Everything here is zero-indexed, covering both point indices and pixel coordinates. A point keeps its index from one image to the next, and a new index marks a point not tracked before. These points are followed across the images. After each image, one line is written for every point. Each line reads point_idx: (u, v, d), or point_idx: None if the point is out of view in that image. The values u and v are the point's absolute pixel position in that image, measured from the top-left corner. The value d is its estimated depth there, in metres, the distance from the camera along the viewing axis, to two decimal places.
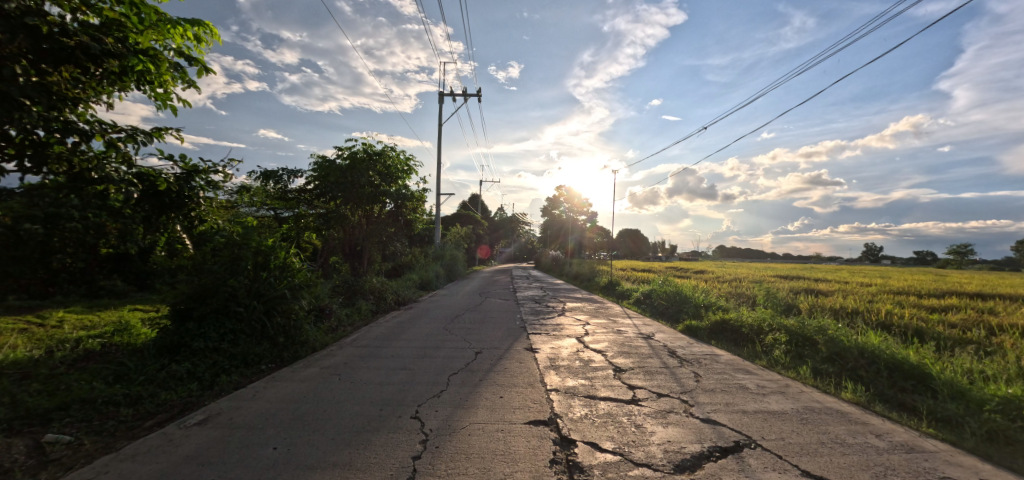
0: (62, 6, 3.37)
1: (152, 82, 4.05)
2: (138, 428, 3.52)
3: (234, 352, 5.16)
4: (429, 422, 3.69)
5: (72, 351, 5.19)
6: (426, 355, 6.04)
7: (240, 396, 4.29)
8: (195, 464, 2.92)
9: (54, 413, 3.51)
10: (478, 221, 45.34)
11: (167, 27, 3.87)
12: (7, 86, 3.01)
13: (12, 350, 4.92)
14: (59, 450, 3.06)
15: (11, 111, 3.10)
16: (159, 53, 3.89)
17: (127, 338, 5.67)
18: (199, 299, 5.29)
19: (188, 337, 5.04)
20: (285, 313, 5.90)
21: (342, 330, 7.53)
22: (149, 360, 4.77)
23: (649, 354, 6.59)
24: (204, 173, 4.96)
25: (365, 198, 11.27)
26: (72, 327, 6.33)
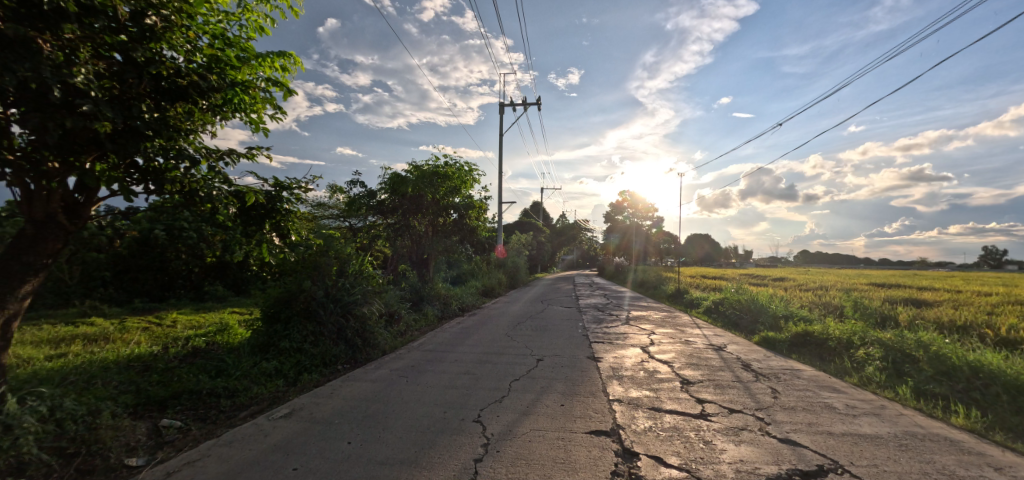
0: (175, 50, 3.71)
1: (246, 109, 4.43)
2: (234, 418, 3.93)
3: (315, 352, 5.58)
4: (491, 426, 3.78)
5: (183, 348, 5.93)
6: (488, 361, 6.16)
7: (321, 392, 4.65)
8: (280, 452, 3.21)
9: (170, 401, 4.03)
10: (540, 228, 45.61)
11: (258, 58, 4.28)
12: (134, 120, 3.25)
13: (136, 346, 5.71)
14: (173, 433, 3.51)
15: (138, 142, 3.33)
16: (253, 82, 4.27)
17: (226, 338, 6.36)
18: (286, 303, 5.81)
19: (276, 338, 5.54)
20: (359, 318, 6.33)
21: (410, 335, 7.88)
22: (244, 357, 5.29)
23: (721, 367, 6.25)
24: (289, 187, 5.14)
25: (431, 209, 11.94)
26: (184, 326, 7.25)
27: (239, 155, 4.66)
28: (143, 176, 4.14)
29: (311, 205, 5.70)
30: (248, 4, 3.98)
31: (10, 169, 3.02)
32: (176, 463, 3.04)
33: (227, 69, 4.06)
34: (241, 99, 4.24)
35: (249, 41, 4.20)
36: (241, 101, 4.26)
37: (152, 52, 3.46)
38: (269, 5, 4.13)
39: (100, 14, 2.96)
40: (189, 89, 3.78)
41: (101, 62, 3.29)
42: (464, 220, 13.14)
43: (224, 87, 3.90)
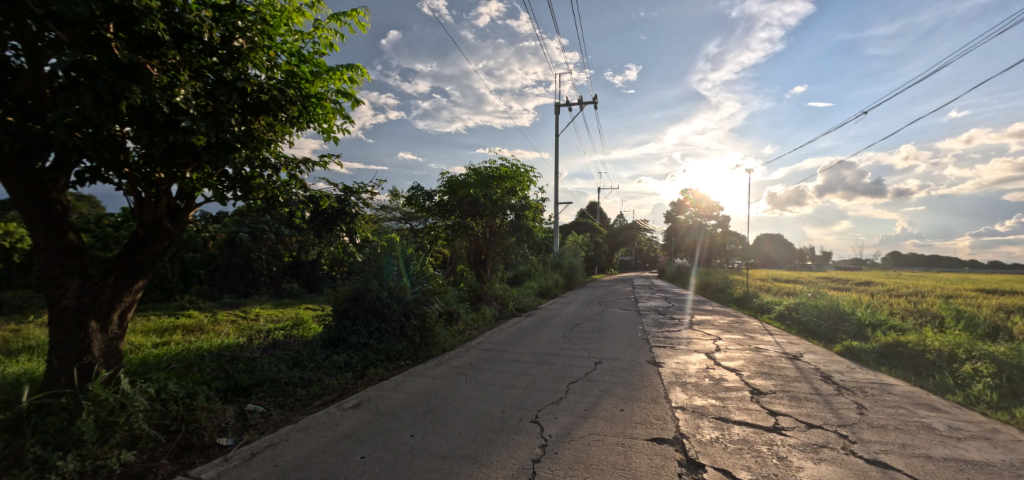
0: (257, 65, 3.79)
1: (318, 119, 4.70)
2: (309, 406, 4.21)
3: (380, 348, 5.86)
4: (548, 428, 3.77)
5: (265, 340, 6.46)
6: (545, 362, 6.15)
7: (386, 386, 4.86)
8: (350, 441, 3.40)
9: (254, 388, 4.40)
10: (597, 229, 44.94)
11: (329, 71, 4.54)
12: (225, 135, 3.36)
13: (226, 337, 6.31)
14: (257, 418, 3.82)
15: (228, 154, 3.44)
16: (324, 94, 4.53)
17: (302, 332, 6.85)
18: (354, 301, 6.16)
19: (346, 333, 5.88)
20: (421, 316, 6.55)
21: (468, 333, 8.05)
22: (318, 350, 5.66)
23: (797, 378, 5.81)
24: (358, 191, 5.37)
25: (488, 211, 12.12)
26: (265, 320, 7.90)
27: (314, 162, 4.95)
28: (232, 184, 4.45)
29: (376, 208, 5.97)
30: (321, 21, 4.24)
31: (126, 179, 3.43)
32: (260, 445, 3.30)
33: (302, 82, 4.32)
34: (314, 110, 4.51)
35: (320, 56, 4.48)
36: (314, 112, 4.53)
37: (238, 70, 3.51)
38: (339, 22, 4.37)
39: (194, 39, 3.20)
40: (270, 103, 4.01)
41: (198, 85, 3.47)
42: (521, 220, 13.22)
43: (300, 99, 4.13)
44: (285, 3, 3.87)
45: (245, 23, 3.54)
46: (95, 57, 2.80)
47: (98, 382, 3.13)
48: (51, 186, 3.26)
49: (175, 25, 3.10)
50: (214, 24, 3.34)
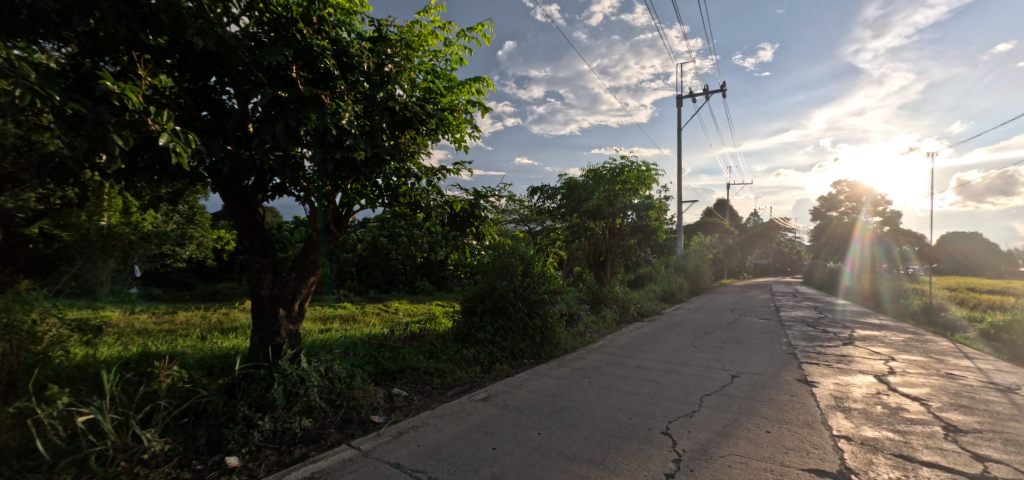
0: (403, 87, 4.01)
1: (452, 130, 4.55)
2: (445, 395, 4.54)
3: (505, 345, 6.09)
4: (682, 442, 3.54)
5: (404, 332, 7.17)
6: (674, 371, 5.79)
7: (511, 382, 5.03)
8: (481, 431, 3.59)
9: (397, 374, 4.89)
10: (726, 230, 41.16)
11: (459, 85, 4.48)
12: (377, 149, 3.65)
13: (373, 328, 7.16)
14: (402, 401, 4.25)
15: (380, 166, 3.73)
16: (457, 106, 4.44)
17: (434, 326, 7.46)
18: (480, 299, 6.57)
19: (473, 329, 6.26)
20: (543, 316, 6.65)
21: (589, 336, 7.94)
22: (450, 343, 6.09)
23: (1012, 416, 4.61)
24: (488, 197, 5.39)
25: (608, 212, 11.85)
26: (403, 314, 8.78)
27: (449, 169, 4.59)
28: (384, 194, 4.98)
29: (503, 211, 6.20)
30: (451, 40, 4.50)
31: (304, 191, 4.04)
32: (405, 425, 3.66)
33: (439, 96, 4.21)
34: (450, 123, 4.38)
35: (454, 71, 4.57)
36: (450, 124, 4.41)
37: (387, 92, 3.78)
38: (464, 37, 4.60)
39: (356, 68, 3.57)
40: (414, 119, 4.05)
41: (360, 109, 3.82)
42: (641, 221, 12.70)
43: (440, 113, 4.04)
44: (421, 28, 4.10)
45: (394, 50, 3.84)
46: (285, 93, 3.36)
47: (284, 358, 3.77)
48: (253, 200, 4.00)
49: (342, 58, 3.49)
50: (371, 54, 3.70)
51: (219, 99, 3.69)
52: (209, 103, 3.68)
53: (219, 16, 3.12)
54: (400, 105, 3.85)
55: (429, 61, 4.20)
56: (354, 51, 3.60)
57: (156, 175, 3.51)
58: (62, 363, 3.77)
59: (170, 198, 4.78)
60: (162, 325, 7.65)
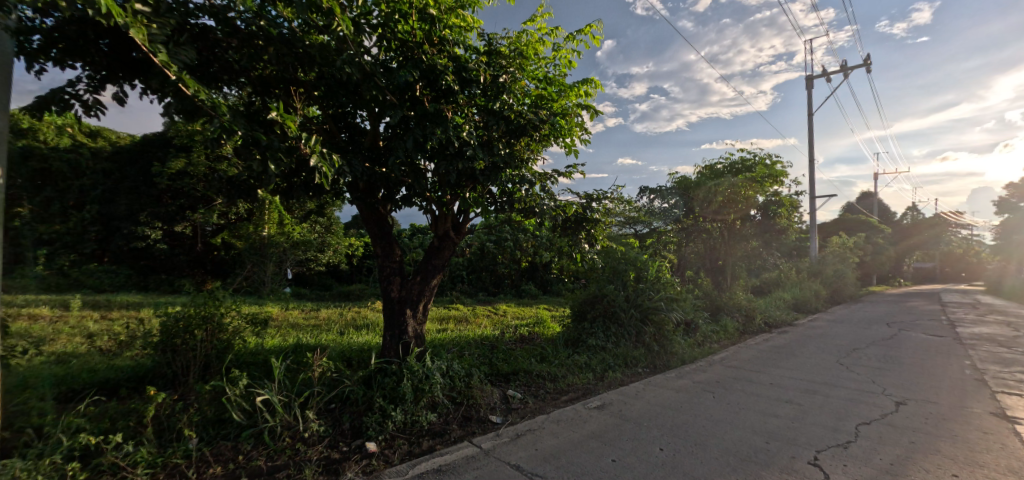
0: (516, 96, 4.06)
1: (564, 134, 4.30)
2: (559, 400, 4.51)
3: (617, 352, 5.89)
4: (835, 476, 3.08)
5: (514, 334, 7.34)
6: (817, 391, 5.09)
7: (627, 392, 4.83)
8: (600, 441, 3.50)
9: (511, 376, 4.99)
10: (873, 228, 35.38)
11: (568, 88, 4.22)
12: (494, 157, 3.76)
13: (485, 330, 7.45)
14: (517, 403, 4.32)
15: (497, 174, 3.83)
16: (569, 108, 4.17)
17: (542, 330, 7.53)
18: (590, 304, 6.52)
19: (584, 334, 6.17)
20: (657, 323, 6.35)
21: (709, 346, 7.35)
22: (561, 347, 6.06)
23: None
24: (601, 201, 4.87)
25: (728, 212, 10.90)
26: (512, 316, 9.00)
27: (560, 174, 4.36)
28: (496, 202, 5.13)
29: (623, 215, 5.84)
30: (560, 44, 4.44)
31: (427, 201, 4.33)
32: (522, 428, 3.72)
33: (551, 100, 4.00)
34: (562, 127, 4.14)
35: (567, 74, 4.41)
36: (563, 128, 4.16)
37: (502, 102, 3.87)
38: (574, 42, 4.51)
39: (474, 82, 3.73)
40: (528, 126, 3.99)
41: (479, 120, 3.98)
42: (767, 220, 11.43)
43: (552, 117, 3.90)
44: (529, 37, 4.12)
45: (507, 61, 3.94)
46: (413, 112, 3.65)
47: (412, 356, 4.07)
48: (383, 210, 4.41)
49: (462, 74, 3.68)
50: (488, 67, 3.85)
51: (356, 122, 4.15)
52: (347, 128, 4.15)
53: (359, 48, 3.51)
54: (514, 113, 3.91)
55: (539, 68, 4.17)
56: (471, 65, 3.75)
57: (309, 191, 4.03)
58: (240, 351, 4.52)
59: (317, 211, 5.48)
60: (309, 321, 8.80)
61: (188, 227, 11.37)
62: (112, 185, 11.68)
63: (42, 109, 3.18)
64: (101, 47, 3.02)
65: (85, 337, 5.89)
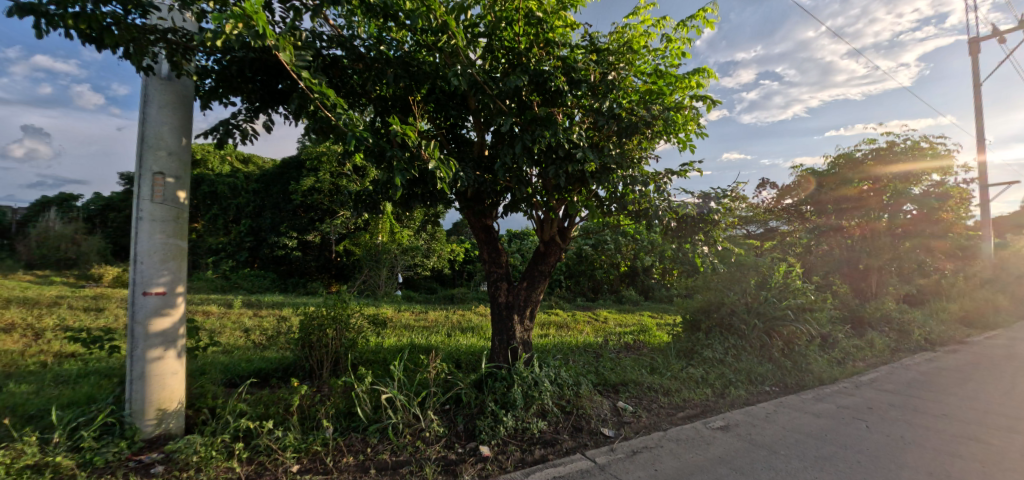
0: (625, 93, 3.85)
1: (677, 130, 3.99)
2: (675, 417, 4.18)
3: (739, 367, 5.34)
4: None
5: (618, 341, 7.07)
6: (1011, 429, 4.10)
7: (754, 413, 4.33)
8: (727, 468, 3.16)
9: (620, 386, 4.75)
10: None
11: (678, 80, 3.88)
12: (605, 158, 3.61)
13: (587, 337, 7.29)
14: (629, 416, 4.10)
15: (608, 175, 3.67)
16: (682, 102, 3.85)
17: (649, 338, 7.16)
18: (705, 313, 6.10)
19: (700, 346, 5.71)
20: (785, 335, 5.77)
21: (851, 364, 6.36)
22: (673, 358, 5.65)
23: None
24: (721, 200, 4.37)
25: (868, 208, 9.43)
26: (614, 323, 8.69)
27: (675, 173, 4.08)
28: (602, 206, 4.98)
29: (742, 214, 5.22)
30: (670, 33, 4.11)
31: (533, 206, 4.31)
32: (637, 444, 3.51)
33: (663, 95, 3.72)
34: (676, 122, 3.83)
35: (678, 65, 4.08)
36: (676, 123, 3.85)
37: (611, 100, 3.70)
38: (684, 30, 4.16)
39: (583, 82, 3.61)
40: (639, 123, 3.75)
41: (587, 121, 3.84)
42: (923, 216, 9.65)
43: (665, 113, 3.63)
44: (633, 31, 3.89)
45: (615, 57, 3.76)
46: (521, 118, 3.65)
47: (520, 361, 4.08)
48: (491, 217, 4.50)
49: (570, 75, 3.59)
50: (596, 66, 3.70)
51: (464, 133, 4.30)
52: (457, 139, 4.30)
53: (468, 60, 3.61)
54: (625, 110, 3.71)
55: (648, 61, 3.92)
56: (580, 65, 3.65)
57: (423, 200, 4.25)
58: (364, 349, 4.92)
59: (428, 219, 5.80)
60: (419, 322, 9.37)
61: (317, 237, 12.83)
62: (258, 203, 13.87)
63: (213, 140, 3.77)
64: (255, 81, 3.50)
65: (241, 331, 6.88)
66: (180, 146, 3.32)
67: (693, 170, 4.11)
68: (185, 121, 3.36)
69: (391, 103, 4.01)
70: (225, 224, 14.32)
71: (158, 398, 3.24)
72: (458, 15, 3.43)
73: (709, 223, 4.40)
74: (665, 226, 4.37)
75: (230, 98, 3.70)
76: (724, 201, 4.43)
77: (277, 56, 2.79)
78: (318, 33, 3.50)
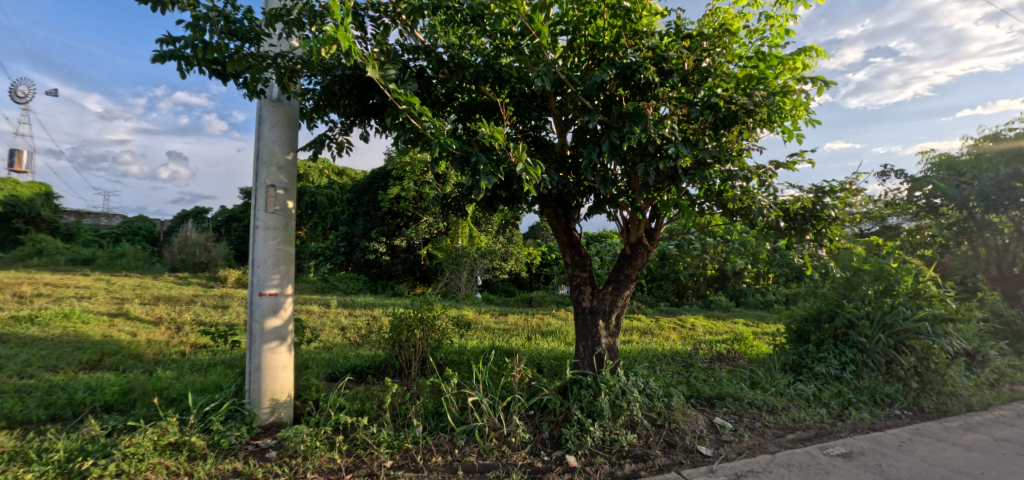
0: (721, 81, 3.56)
1: (783, 117, 3.60)
2: (783, 438, 3.76)
3: (859, 385, 4.69)
4: None
5: (709, 350, 6.57)
6: None
7: (883, 440, 3.76)
8: None
9: (716, 401, 4.39)
10: None
11: (784, 61, 3.49)
12: (700, 152, 3.36)
13: (674, 344, 6.87)
14: (729, 435, 3.76)
15: (703, 170, 3.41)
16: (788, 85, 3.46)
17: (744, 348, 6.58)
18: (814, 323, 5.46)
19: (809, 359, 5.12)
20: (920, 353, 4.93)
21: (1006, 387, 5.32)
22: (777, 372, 5.12)
23: None
24: (836, 195, 3.88)
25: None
26: (703, 330, 8.13)
27: (781, 166, 3.68)
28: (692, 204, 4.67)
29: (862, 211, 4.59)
30: (772, 10, 3.72)
31: (619, 207, 4.14)
32: (741, 467, 3.20)
33: (766, 79, 3.37)
34: (782, 109, 3.45)
35: (784, 45, 3.68)
36: (783, 110, 3.47)
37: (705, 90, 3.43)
38: (788, 5, 3.75)
39: (675, 71, 3.39)
40: (739, 112, 3.42)
41: (679, 114, 3.60)
42: None
43: (770, 99, 3.28)
44: (727, 13, 3.59)
45: (710, 42, 3.48)
46: (606, 116, 3.52)
47: (606, 369, 3.92)
48: (573, 220, 4.40)
49: (661, 65, 3.37)
50: (689, 53, 3.45)
51: (544, 135, 4.26)
52: (538, 142, 4.26)
53: (551, 58, 3.54)
54: (723, 99, 3.42)
55: (747, 44, 3.59)
56: (671, 54, 3.43)
57: (506, 204, 4.26)
58: (449, 350, 5.05)
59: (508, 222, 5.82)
60: (500, 325, 9.49)
61: (404, 241, 13.56)
62: (352, 210, 14.99)
63: (313, 153, 4.10)
64: (349, 97, 3.73)
65: (338, 329, 7.42)
66: (288, 161, 3.62)
67: (804, 161, 3.67)
68: (292, 137, 3.67)
69: (474, 109, 4.08)
70: (323, 230, 15.65)
71: (271, 389, 3.56)
72: (541, 14, 3.39)
73: (821, 223, 3.92)
74: (768, 225, 3.96)
75: (328, 113, 3.99)
76: (841, 195, 3.93)
77: (368, 70, 2.92)
78: (406, 46, 3.64)
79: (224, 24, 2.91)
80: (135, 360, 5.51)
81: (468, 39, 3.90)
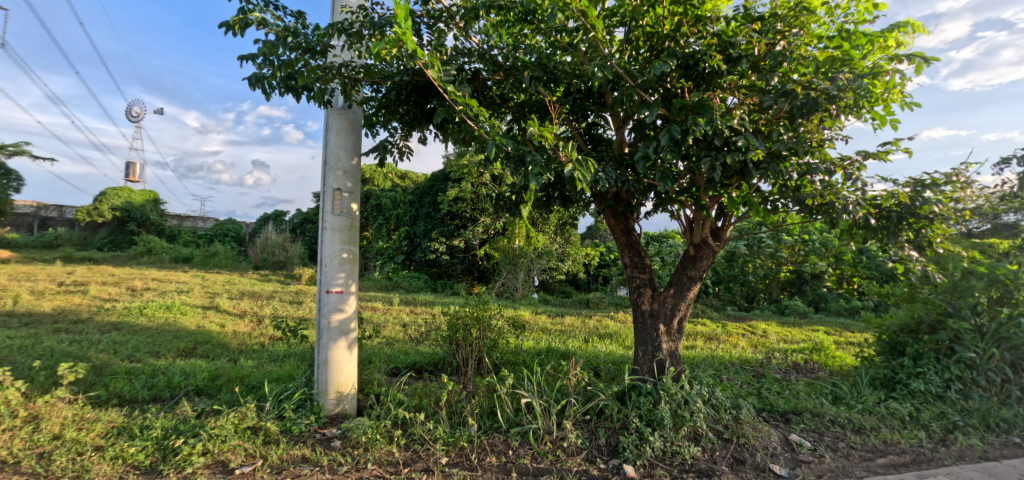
0: (796, 66, 3.26)
1: (873, 102, 3.23)
2: (872, 462, 3.38)
3: (967, 407, 4.11)
4: None
5: (784, 360, 6.08)
6: None
7: (999, 473, 3.26)
8: None
9: (792, 416, 4.04)
10: None
11: (872, 39, 3.13)
12: (774, 144, 3.10)
13: (743, 352, 6.43)
14: (807, 454, 3.43)
15: (778, 163, 3.14)
16: (879, 66, 3.09)
17: (825, 359, 6.00)
18: (911, 334, 4.87)
19: (904, 375, 4.58)
20: None
21: None
22: (865, 387, 4.63)
23: None
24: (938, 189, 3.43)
25: None
26: (777, 338, 7.54)
27: (871, 156, 3.31)
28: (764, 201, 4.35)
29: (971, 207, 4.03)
30: None
31: (682, 206, 3.93)
32: None
33: (852, 60, 3.02)
34: (872, 92, 3.08)
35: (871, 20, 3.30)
36: (872, 93, 3.11)
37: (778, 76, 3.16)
38: None
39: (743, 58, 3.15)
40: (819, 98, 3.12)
41: (749, 104, 3.34)
42: None
43: (857, 82, 2.94)
44: None
45: (784, 24, 3.19)
46: (667, 110, 3.36)
47: (668, 376, 3.72)
48: (632, 219, 4.24)
49: (728, 52, 3.14)
50: (760, 37, 3.20)
51: (601, 133, 4.14)
52: (595, 139, 4.15)
53: (608, 52, 3.42)
54: (799, 85, 3.13)
55: (827, 24, 3.26)
56: (738, 40, 3.20)
57: (563, 205, 4.19)
58: (505, 350, 5.05)
59: (565, 222, 5.72)
60: (556, 326, 9.40)
61: (462, 241, 13.85)
62: (414, 211, 15.53)
63: (376, 158, 4.27)
64: (409, 101, 3.84)
65: (400, 326, 7.70)
66: (353, 165, 3.79)
67: (901, 151, 3.27)
68: (356, 143, 3.83)
69: (528, 109, 4.06)
70: (388, 231, 16.36)
71: (336, 382, 3.74)
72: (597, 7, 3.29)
73: (919, 221, 3.48)
74: (855, 224, 3.57)
75: (389, 119, 4.13)
76: (945, 189, 3.46)
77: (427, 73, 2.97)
78: (462, 48, 3.68)
79: (296, 40, 3.10)
80: (222, 349, 6.05)
81: (523, 39, 3.87)
